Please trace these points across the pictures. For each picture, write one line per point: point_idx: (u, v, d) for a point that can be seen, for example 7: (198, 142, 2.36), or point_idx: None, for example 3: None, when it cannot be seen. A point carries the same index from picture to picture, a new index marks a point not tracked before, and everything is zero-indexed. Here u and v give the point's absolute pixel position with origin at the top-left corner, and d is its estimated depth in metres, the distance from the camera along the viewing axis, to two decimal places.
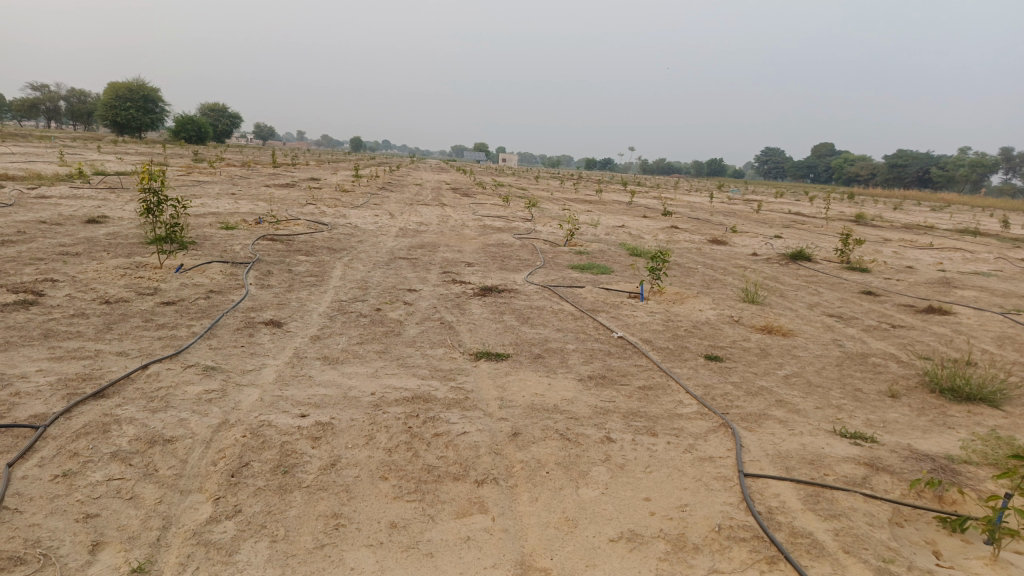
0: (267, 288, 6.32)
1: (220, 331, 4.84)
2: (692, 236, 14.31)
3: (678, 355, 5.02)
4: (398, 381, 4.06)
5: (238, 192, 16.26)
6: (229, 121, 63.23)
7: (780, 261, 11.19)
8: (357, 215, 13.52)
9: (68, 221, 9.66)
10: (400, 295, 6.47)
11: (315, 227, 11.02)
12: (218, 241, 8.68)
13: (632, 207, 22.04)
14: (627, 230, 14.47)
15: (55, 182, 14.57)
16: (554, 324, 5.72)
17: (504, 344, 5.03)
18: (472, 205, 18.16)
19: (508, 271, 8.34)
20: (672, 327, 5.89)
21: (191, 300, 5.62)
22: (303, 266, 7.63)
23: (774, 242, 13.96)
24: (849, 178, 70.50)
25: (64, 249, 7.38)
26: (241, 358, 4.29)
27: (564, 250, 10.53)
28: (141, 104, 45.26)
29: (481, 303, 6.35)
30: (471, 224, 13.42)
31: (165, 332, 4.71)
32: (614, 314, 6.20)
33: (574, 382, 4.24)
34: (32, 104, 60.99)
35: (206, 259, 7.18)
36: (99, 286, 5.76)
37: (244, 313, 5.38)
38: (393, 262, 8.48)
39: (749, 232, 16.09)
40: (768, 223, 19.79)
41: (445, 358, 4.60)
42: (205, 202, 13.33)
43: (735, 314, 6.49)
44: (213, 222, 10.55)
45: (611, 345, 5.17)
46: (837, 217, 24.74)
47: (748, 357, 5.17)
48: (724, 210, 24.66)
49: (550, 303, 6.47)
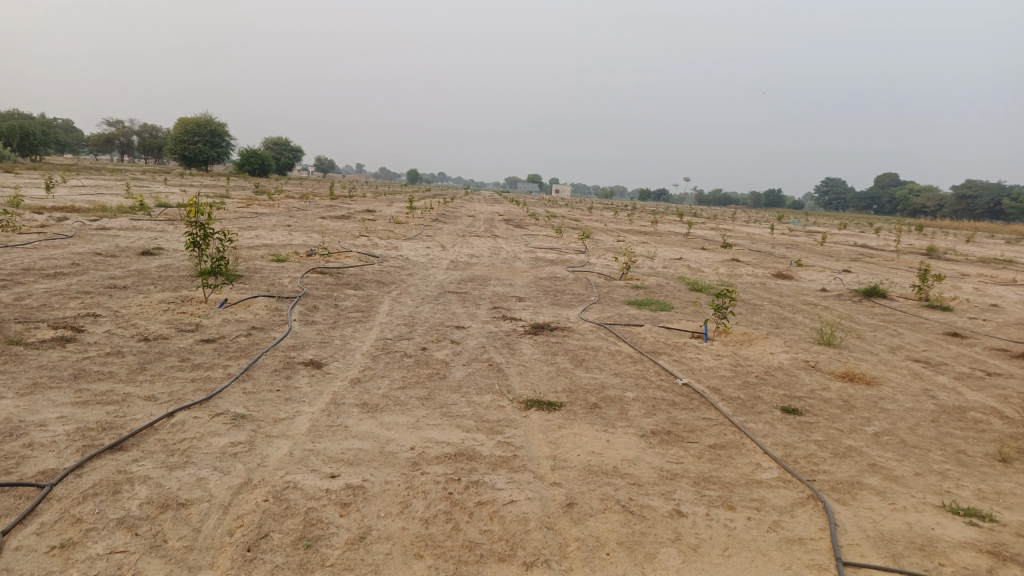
0: (311, 325, 6.07)
1: (256, 372, 4.58)
2: (754, 270, 13.68)
3: (751, 408, 4.53)
4: (440, 434, 3.69)
5: (292, 224, 16.36)
6: (291, 154, 65.08)
7: (852, 298, 10.50)
8: (408, 247, 13.36)
9: (123, 253, 9.70)
10: (448, 333, 6.15)
11: (365, 259, 10.86)
12: (266, 274, 8.54)
13: (689, 239, 21.44)
14: (686, 263, 13.94)
15: (118, 214, 14.89)
16: (611, 368, 5.29)
17: (557, 390, 4.63)
18: (525, 236, 17.89)
19: (562, 307, 7.95)
20: (741, 373, 5.39)
21: (231, 338, 5.39)
22: (350, 300, 7.39)
23: (843, 278, 13.22)
24: (915, 210, 68.02)
25: (113, 282, 7.31)
26: (275, 404, 4.00)
27: (620, 284, 10.09)
28: (208, 138, 46.95)
29: (533, 343, 5.97)
30: (523, 257, 13.11)
31: (199, 373, 4.47)
32: (677, 357, 5.73)
33: (635, 439, 3.80)
34: (106, 140, 63.92)
35: (252, 293, 7.01)
36: (140, 321, 5.60)
37: (284, 352, 5.12)
38: (442, 296, 8.19)
39: (815, 266, 15.36)
40: (834, 257, 18.93)
41: (493, 407, 4.21)
42: (259, 234, 13.38)
43: (810, 359, 5.95)
44: (264, 254, 10.49)
45: (674, 395, 4.71)
46: (907, 250, 23.59)
47: (828, 411, 4.64)
48: (785, 242, 23.80)
49: (607, 343, 6.04)
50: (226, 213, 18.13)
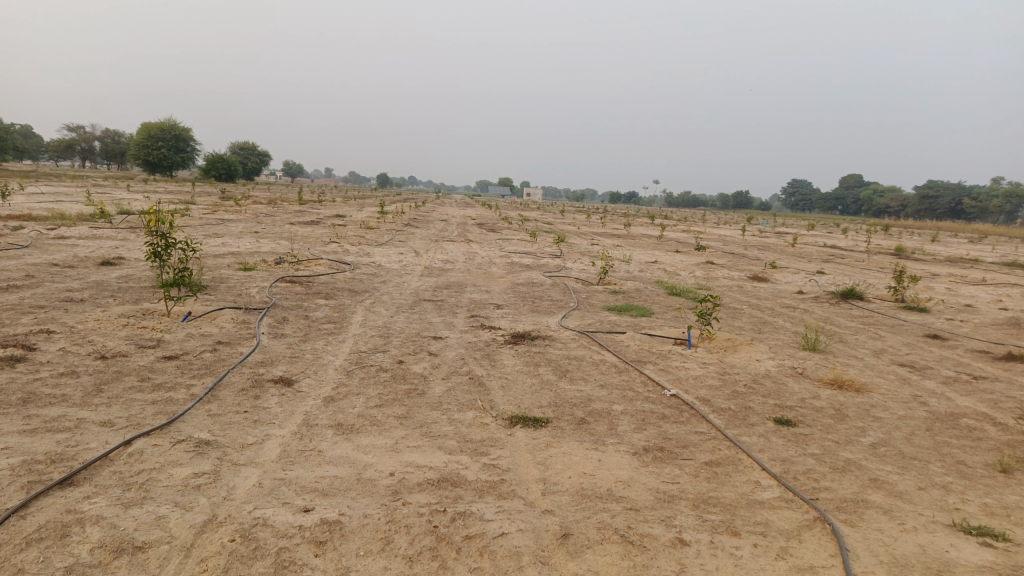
0: (280, 338, 5.79)
1: (222, 392, 4.30)
2: (730, 272, 13.64)
3: (743, 420, 4.37)
4: (422, 457, 3.46)
5: (260, 230, 15.96)
6: (259, 159, 64.16)
7: (829, 300, 10.47)
8: (381, 253, 13.07)
9: (82, 264, 9.28)
10: (425, 345, 5.90)
11: (337, 267, 10.56)
12: (234, 284, 8.21)
13: (662, 241, 21.41)
14: (661, 267, 13.85)
15: (77, 222, 14.37)
16: (596, 379, 5.10)
17: (542, 404, 4.42)
18: (499, 241, 17.70)
19: (541, 314, 7.75)
20: (729, 383, 5.23)
21: (195, 355, 5.09)
22: (321, 310, 7.11)
23: (818, 280, 13.23)
24: (880, 210, 69.24)
25: (70, 295, 6.94)
26: (243, 427, 3.73)
27: (598, 289, 9.92)
28: (174, 143, 46.04)
29: (514, 353, 5.76)
30: (499, 262, 12.90)
31: (160, 394, 4.17)
32: (663, 366, 5.56)
33: (627, 458, 3.61)
34: (67, 146, 62.40)
35: (218, 305, 6.70)
36: (98, 338, 5.27)
37: (252, 369, 4.83)
38: (418, 304, 7.94)
39: (789, 268, 15.37)
40: (807, 258, 19.02)
41: (476, 425, 3.99)
42: (226, 242, 12.99)
43: (797, 366, 5.82)
44: (231, 263, 10.14)
45: (664, 408, 4.53)
46: (875, 250, 23.86)
47: (822, 421, 4.50)
48: (756, 243, 23.92)
49: (590, 352, 5.85)
50: (191, 220, 17.66)
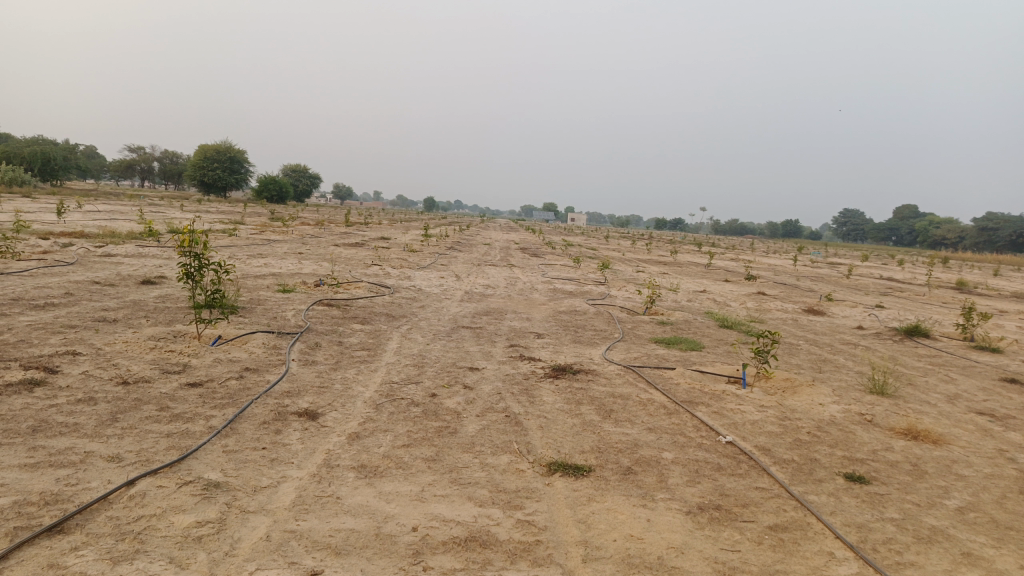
0: (310, 366, 5.53)
1: (242, 425, 4.03)
2: (783, 304, 13.05)
3: (809, 476, 3.92)
4: (449, 509, 3.12)
5: (303, 251, 15.95)
6: (309, 181, 65.37)
7: (891, 337, 9.85)
8: (422, 276, 12.86)
9: (123, 282, 9.24)
10: (461, 376, 5.58)
11: (376, 290, 10.35)
12: (270, 307, 8.03)
13: (710, 270, 20.81)
14: (710, 297, 13.33)
15: (125, 240, 14.55)
16: (643, 422, 4.70)
17: (584, 449, 4.04)
18: (543, 266, 17.40)
19: (584, 345, 7.37)
20: (790, 430, 4.77)
21: (220, 382, 4.86)
22: (356, 336, 6.86)
23: (877, 314, 12.54)
24: (936, 241, 67.01)
25: (104, 314, 6.82)
26: (259, 467, 3.45)
27: (644, 320, 9.50)
28: (227, 165, 47.16)
29: (554, 388, 5.39)
30: (541, 288, 12.56)
31: (177, 426, 3.92)
32: (716, 408, 5.12)
33: (680, 518, 3.21)
34: (127, 166, 64.61)
35: (250, 328, 6.50)
36: (123, 361, 5.09)
37: (276, 400, 4.57)
38: (455, 332, 7.64)
39: (846, 301, 14.69)
40: (863, 290, 18.23)
41: (511, 472, 3.63)
42: (268, 262, 12.95)
43: (865, 412, 5.32)
44: (270, 284, 10.02)
45: (719, 458, 4.10)
46: (935, 283, 22.82)
47: (898, 479, 4.01)
48: (809, 274, 23.12)
49: (637, 390, 5.45)
50: (237, 240, 17.78)
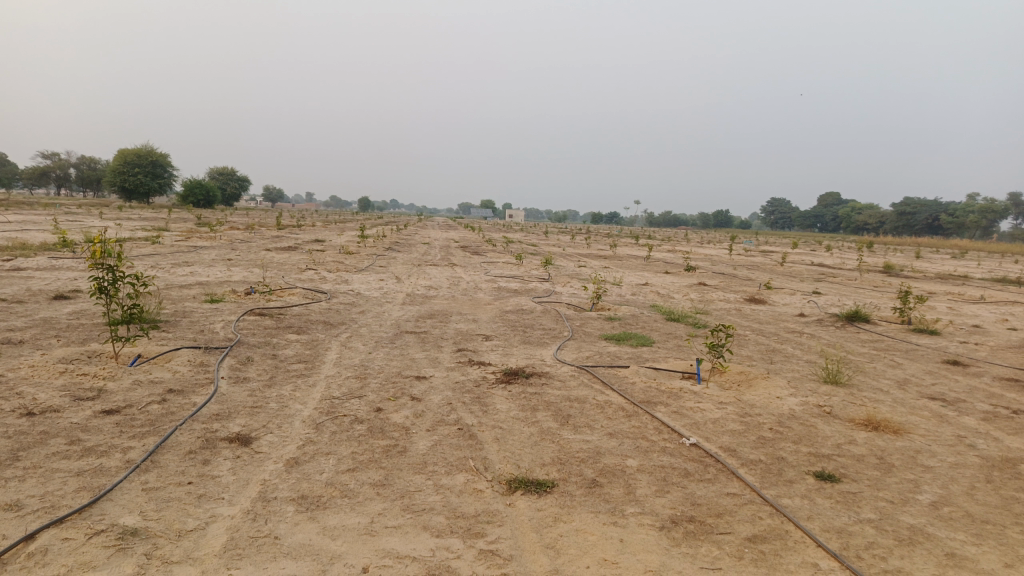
0: (242, 383, 5.09)
1: (165, 456, 3.60)
2: (726, 294, 13.12)
3: (779, 477, 3.75)
4: (403, 543, 2.81)
5: (233, 258, 15.24)
6: (239, 184, 63.42)
7: (833, 324, 9.94)
8: (361, 279, 12.40)
9: (33, 298, 8.51)
10: (407, 387, 5.24)
11: (312, 296, 9.87)
12: (197, 319, 7.50)
13: (650, 263, 20.91)
14: (655, 290, 13.30)
15: (36, 252, 13.56)
16: (603, 427, 4.47)
17: (545, 462, 3.78)
18: (484, 264, 17.10)
19: (533, 346, 7.11)
20: (752, 427, 4.62)
21: (139, 408, 4.40)
22: (292, 348, 6.43)
23: (817, 301, 12.73)
24: (859, 227, 69.67)
25: (8, 335, 6.19)
26: (184, 506, 3.06)
27: (592, 316, 9.32)
28: (150, 170, 45.19)
29: (507, 395, 5.11)
30: (485, 287, 12.28)
31: (89, 462, 3.48)
32: (676, 407, 4.94)
33: (654, 535, 2.98)
34: (41, 173, 61.38)
35: (175, 344, 6.00)
36: (28, 388, 4.56)
37: (204, 425, 4.15)
38: (399, 338, 7.27)
39: (784, 289, 14.91)
40: (798, 277, 18.63)
41: (469, 493, 3.34)
42: (195, 271, 12.26)
43: (823, 404, 5.23)
44: (197, 294, 9.42)
45: (685, 463, 3.90)
46: (864, 267, 23.55)
47: (867, 475, 3.89)
48: (745, 263, 23.53)
49: (593, 392, 5.22)
50: (161, 248, 16.88)
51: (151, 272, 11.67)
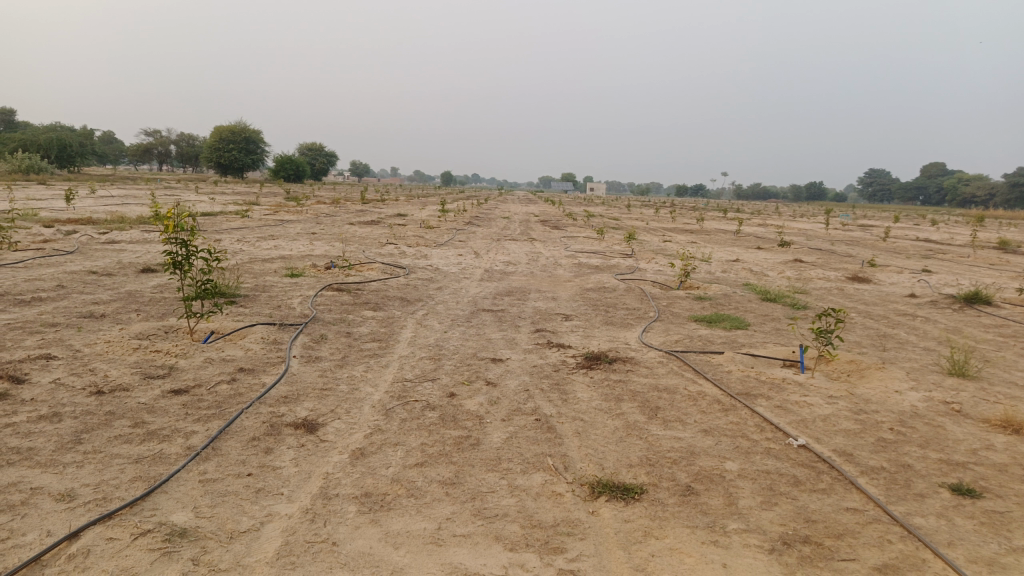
0: (313, 363, 4.90)
1: (227, 443, 3.42)
2: (824, 272, 12.24)
3: (907, 491, 3.23)
4: (473, 557, 2.48)
5: (316, 231, 15.34)
6: (326, 158, 64.89)
7: (948, 306, 9.04)
8: (439, 254, 12.20)
9: (122, 272, 8.66)
10: (483, 370, 4.93)
11: (390, 271, 9.70)
12: (275, 294, 7.43)
13: (740, 237, 19.88)
14: (746, 267, 12.53)
15: (132, 226, 13.99)
16: (696, 422, 4.03)
17: (632, 463, 3.39)
18: (565, 239, 16.63)
19: (617, 328, 6.67)
20: (870, 427, 4.07)
21: (208, 388, 4.26)
22: (366, 325, 6.23)
23: (928, 280, 11.68)
24: (967, 199, 65.04)
25: (92, 309, 6.24)
26: (240, 501, 2.83)
27: (679, 295, 8.78)
28: (243, 146, 46.67)
29: (590, 382, 4.72)
30: (566, 263, 11.86)
31: (150, 448, 3.32)
32: (778, 401, 4.43)
33: (763, 560, 2.54)
34: (145, 150, 64.62)
35: (249, 320, 5.89)
36: (101, 364, 4.49)
37: (270, 408, 3.95)
38: (476, 316, 6.98)
39: (889, 266, 13.82)
40: (904, 254, 17.31)
41: (548, 497, 2.99)
42: (278, 245, 12.35)
43: (950, 401, 4.60)
44: (277, 268, 9.41)
45: (793, 469, 3.43)
46: (977, 242, 21.73)
47: (1015, 489, 3.31)
48: (843, 239, 22.09)
49: (684, 381, 4.76)
50: (248, 221, 17.21)
51: (236, 245, 11.80)
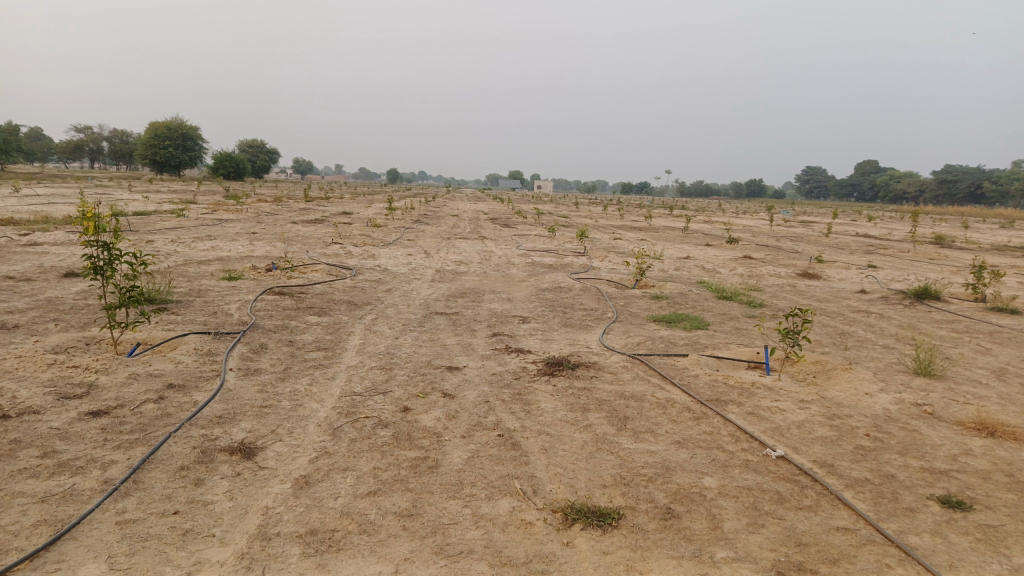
0: (252, 376, 4.49)
1: (152, 474, 3.01)
2: (776, 269, 12.27)
3: (896, 505, 3.04)
4: None
5: (258, 231, 14.70)
6: (269, 156, 63.25)
7: (899, 302, 9.08)
8: (387, 254, 11.78)
9: (41, 276, 7.99)
10: (439, 380, 4.60)
11: (336, 273, 9.26)
12: (211, 299, 6.93)
13: (688, 234, 19.95)
14: (699, 264, 12.47)
15: (56, 227, 13.12)
16: (669, 434, 3.78)
17: (606, 483, 3.12)
18: (516, 237, 16.37)
19: (576, 330, 6.41)
20: (846, 434, 3.90)
21: (132, 408, 3.82)
22: (310, 332, 5.81)
23: (875, 276, 11.80)
24: (899, 196, 67.36)
25: (4, 319, 5.65)
26: (163, 547, 2.45)
27: (636, 294, 8.59)
28: (180, 142, 44.97)
29: (553, 391, 4.44)
30: (519, 262, 11.58)
31: (60, 483, 2.90)
32: (750, 407, 4.23)
33: None
34: (75, 146, 61.83)
35: (181, 330, 5.42)
36: (9, 383, 4.00)
37: (202, 430, 3.54)
38: (428, 320, 6.63)
39: (837, 262, 13.97)
40: (848, 249, 17.61)
41: (518, 528, 2.69)
42: (216, 245, 11.73)
43: (921, 402, 4.48)
44: (214, 271, 8.86)
45: (775, 485, 3.21)
46: (914, 237, 22.32)
47: (1003, 498, 3.16)
48: (787, 235, 22.43)
49: (651, 388, 4.53)
50: (184, 221, 16.42)
51: (170, 247, 11.13)
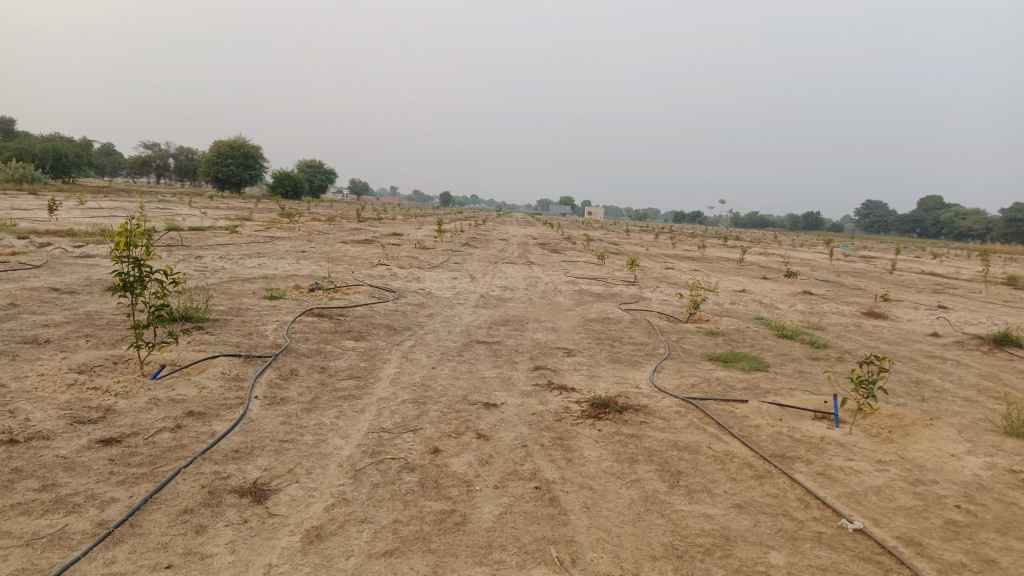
0: (277, 406, 4.23)
1: (152, 518, 2.73)
2: (838, 306, 11.62)
3: None
4: None
5: (307, 250, 14.70)
6: (325, 176, 64.49)
7: (976, 348, 8.41)
8: (433, 277, 11.56)
9: (85, 290, 7.96)
10: (475, 418, 4.26)
11: (379, 295, 9.05)
12: (248, 319, 6.75)
13: (743, 266, 19.31)
14: (756, 298, 11.88)
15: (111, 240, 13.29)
16: (727, 496, 3.35)
17: (655, 555, 2.72)
18: (564, 263, 16.02)
19: (624, 366, 6.01)
20: (933, 505, 3.41)
21: (147, 437, 3.58)
22: (344, 358, 5.56)
23: (947, 318, 11.07)
24: (964, 232, 64.82)
25: (38, 332, 5.54)
26: None
27: (689, 329, 8.14)
28: (242, 160, 46.14)
29: (597, 437, 4.05)
30: (566, 289, 11.22)
31: (51, 523, 2.64)
32: (820, 467, 3.76)
33: None
34: (143, 162, 64.12)
35: (212, 351, 5.21)
36: (25, 404, 3.81)
37: (215, 467, 3.27)
38: (469, 349, 6.31)
39: (904, 301, 13.20)
40: (914, 288, 16.74)
41: None
42: (263, 263, 11.68)
43: (1017, 469, 3.93)
44: (257, 289, 8.74)
45: (855, 567, 2.75)
46: (986, 275, 21.11)
47: None
48: (849, 270, 21.46)
49: (707, 438, 4.10)
50: (236, 238, 16.54)
51: (217, 263, 11.12)
